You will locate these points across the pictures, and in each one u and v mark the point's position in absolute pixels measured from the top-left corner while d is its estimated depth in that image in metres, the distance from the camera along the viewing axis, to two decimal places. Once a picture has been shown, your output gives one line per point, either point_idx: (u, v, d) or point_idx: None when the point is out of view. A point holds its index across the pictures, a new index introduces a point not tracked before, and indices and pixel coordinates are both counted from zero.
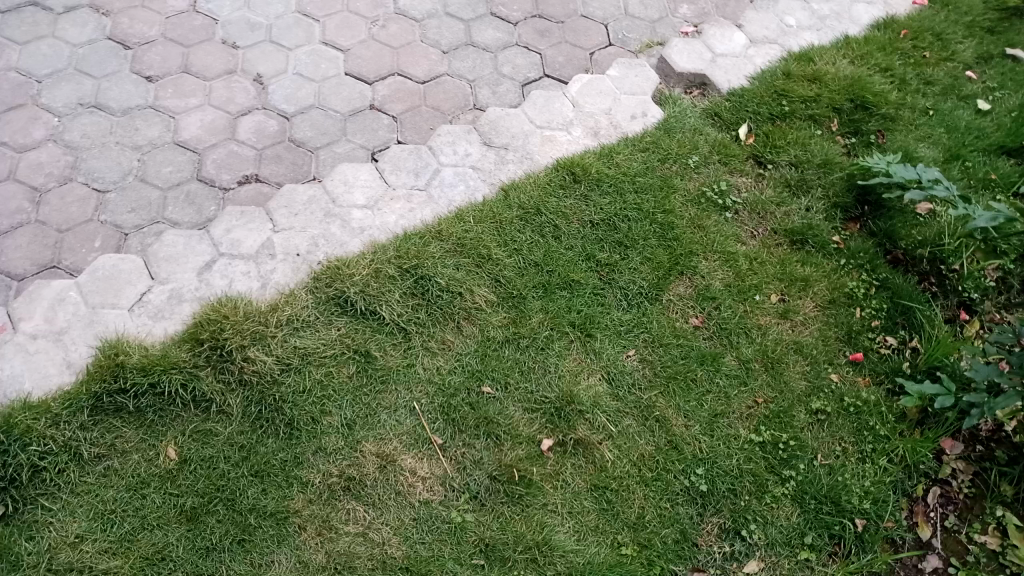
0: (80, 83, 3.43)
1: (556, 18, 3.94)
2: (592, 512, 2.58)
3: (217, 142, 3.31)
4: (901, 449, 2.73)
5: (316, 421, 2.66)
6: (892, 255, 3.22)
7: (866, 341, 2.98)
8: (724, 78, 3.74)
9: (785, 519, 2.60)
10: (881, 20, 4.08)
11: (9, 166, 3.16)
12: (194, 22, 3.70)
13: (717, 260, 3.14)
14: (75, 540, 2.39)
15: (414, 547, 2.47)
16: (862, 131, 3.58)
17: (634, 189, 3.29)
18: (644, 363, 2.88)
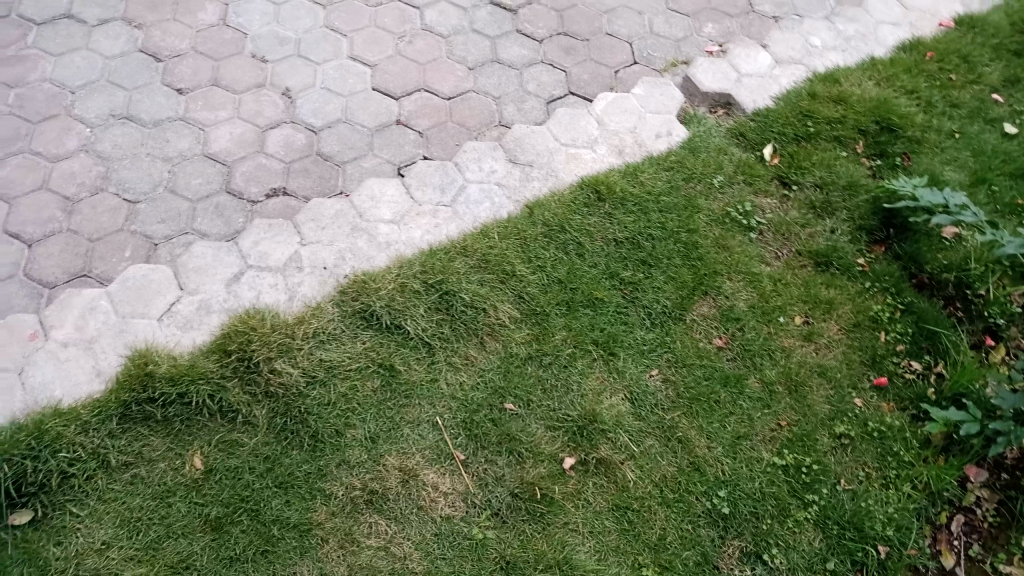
0: (112, 94, 3.49)
1: (582, 36, 3.97)
2: (613, 532, 2.57)
3: (246, 155, 3.34)
4: (925, 475, 2.71)
5: (339, 435, 2.67)
6: (917, 278, 3.20)
7: (891, 365, 2.97)
8: (749, 98, 3.75)
9: (808, 544, 2.59)
10: (907, 42, 4.08)
11: (42, 175, 3.21)
12: (225, 36, 3.75)
13: (741, 280, 3.14)
14: (101, 546, 2.41)
15: (435, 563, 2.47)
16: (887, 153, 3.57)
17: (659, 208, 3.30)
18: (667, 383, 2.88)
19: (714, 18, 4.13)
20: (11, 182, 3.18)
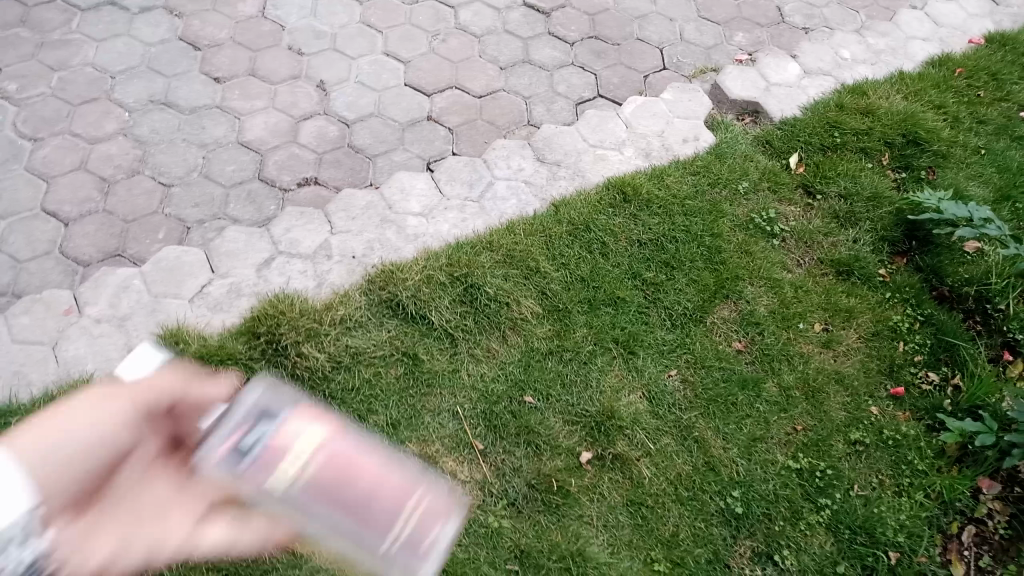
0: (151, 81, 3.57)
1: (613, 40, 4.02)
2: (627, 527, 2.61)
3: (280, 144, 3.41)
4: (938, 484, 2.73)
5: (361, 420, 2.72)
6: (937, 291, 3.24)
7: (908, 375, 2.99)
8: (776, 107, 3.79)
9: (819, 547, 2.62)
10: (936, 57, 4.10)
11: (81, 157, 3.30)
12: (262, 28, 3.83)
13: (762, 285, 3.18)
14: None
15: (450, 548, 2.52)
16: (913, 166, 3.60)
17: (683, 211, 3.33)
18: (685, 383, 2.92)
19: (745, 27, 4.17)
20: (51, 162, 3.27)
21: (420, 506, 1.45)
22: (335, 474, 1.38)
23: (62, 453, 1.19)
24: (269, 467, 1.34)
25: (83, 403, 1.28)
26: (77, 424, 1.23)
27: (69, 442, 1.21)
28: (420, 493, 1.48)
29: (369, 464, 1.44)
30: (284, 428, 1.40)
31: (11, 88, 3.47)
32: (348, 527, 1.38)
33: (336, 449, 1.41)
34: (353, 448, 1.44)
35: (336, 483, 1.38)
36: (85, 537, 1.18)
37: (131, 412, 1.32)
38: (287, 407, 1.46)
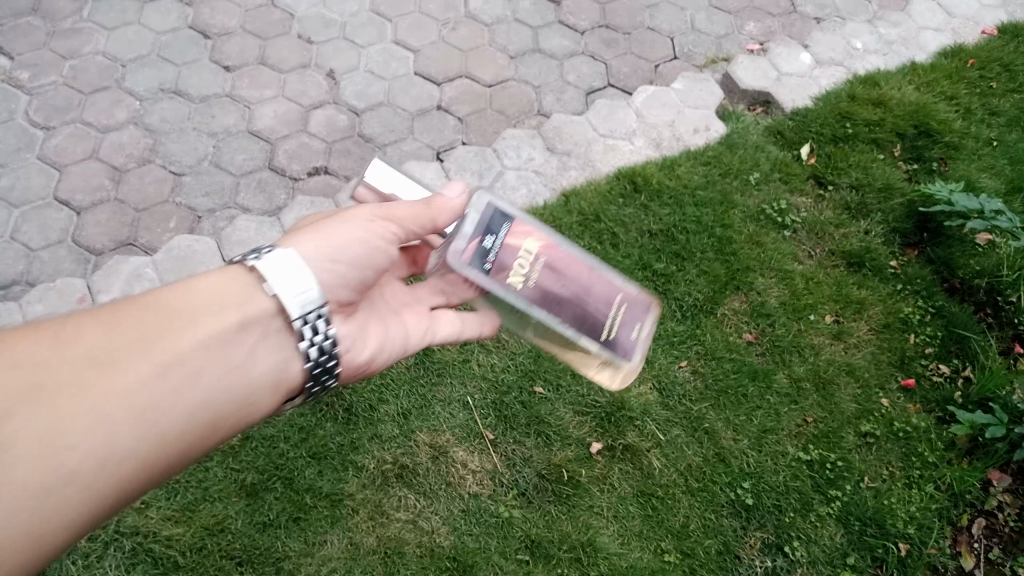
0: (161, 69, 3.56)
1: (623, 29, 4.00)
2: (637, 518, 2.63)
3: (290, 133, 3.41)
4: (948, 476, 2.74)
5: (372, 410, 2.73)
6: (948, 283, 3.22)
7: (919, 367, 2.99)
8: (788, 97, 3.76)
9: (828, 539, 2.63)
10: (948, 48, 4.07)
11: (92, 145, 3.30)
12: (272, 16, 3.81)
13: (773, 276, 3.17)
14: (140, 505, 2.50)
15: (461, 538, 2.53)
16: (925, 158, 3.58)
17: (694, 202, 3.32)
18: (695, 375, 2.92)
19: (756, 17, 4.14)
20: (62, 151, 3.27)
21: (622, 313, 1.76)
22: (554, 280, 1.70)
23: (341, 259, 1.72)
24: (503, 279, 1.68)
25: (348, 220, 1.75)
26: (342, 242, 1.72)
27: (350, 255, 1.73)
28: (621, 299, 1.77)
29: (583, 268, 1.75)
30: (510, 247, 1.69)
31: (22, 77, 3.47)
32: (569, 327, 1.71)
33: (556, 253, 1.73)
34: (569, 258, 1.74)
35: (561, 293, 1.71)
36: (359, 328, 1.81)
37: (381, 232, 1.78)
38: (521, 222, 1.73)
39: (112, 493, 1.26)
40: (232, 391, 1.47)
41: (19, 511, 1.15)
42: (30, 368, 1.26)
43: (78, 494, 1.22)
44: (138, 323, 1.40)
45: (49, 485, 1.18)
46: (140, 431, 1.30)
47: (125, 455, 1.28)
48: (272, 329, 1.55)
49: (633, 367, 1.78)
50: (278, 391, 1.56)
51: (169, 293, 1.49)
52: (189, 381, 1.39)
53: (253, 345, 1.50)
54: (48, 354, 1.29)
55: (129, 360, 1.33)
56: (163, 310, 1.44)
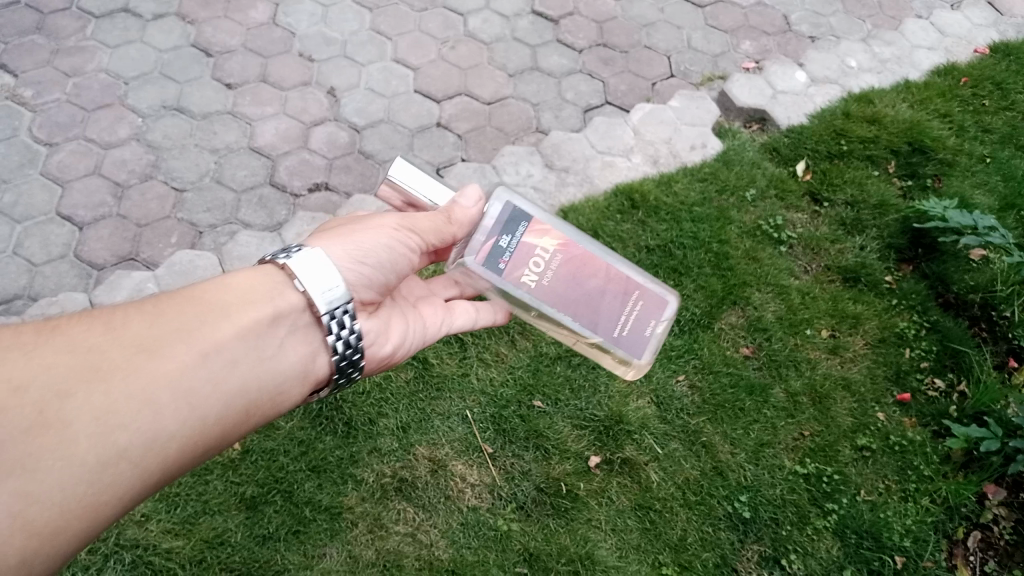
0: (164, 87, 3.60)
1: (620, 48, 4.05)
2: (635, 531, 2.64)
3: (291, 150, 3.44)
4: (944, 489, 2.75)
5: (372, 423, 2.75)
6: (943, 298, 3.26)
7: (915, 382, 3.01)
8: (783, 114, 3.81)
9: (825, 552, 2.65)
10: (941, 66, 4.12)
11: (95, 161, 3.33)
12: (274, 34, 3.86)
13: (770, 291, 3.20)
14: (140, 518, 2.51)
15: (460, 551, 2.55)
16: (919, 174, 3.62)
17: (690, 218, 3.35)
18: (692, 389, 2.94)
19: (752, 36, 4.20)
20: (65, 167, 3.30)
21: (634, 310, 1.97)
22: (568, 278, 1.92)
23: (365, 263, 1.89)
24: (520, 274, 1.90)
25: (373, 229, 1.92)
26: (366, 249, 1.89)
27: (373, 262, 1.90)
28: (635, 295, 1.97)
29: (600, 263, 1.95)
30: (527, 245, 1.91)
31: (26, 94, 3.51)
32: (583, 323, 1.94)
33: (572, 251, 1.93)
34: (585, 255, 1.94)
35: (576, 290, 1.93)
36: (384, 323, 2.04)
37: (402, 240, 1.93)
38: (541, 220, 1.94)
39: (156, 470, 1.44)
40: (265, 381, 1.65)
41: (81, 483, 1.34)
42: (89, 355, 1.44)
43: (130, 468, 1.40)
44: (181, 316, 1.58)
45: (104, 459, 1.36)
46: (181, 414, 1.48)
47: (168, 435, 1.45)
48: (301, 326, 1.74)
49: (643, 362, 1.99)
50: (303, 378, 1.76)
51: (209, 287, 1.68)
52: (222, 368, 1.57)
53: (280, 338, 1.68)
54: (104, 343, 1.47)
55: (173, 350, 1.51)
56: (205, 303, 1.63)
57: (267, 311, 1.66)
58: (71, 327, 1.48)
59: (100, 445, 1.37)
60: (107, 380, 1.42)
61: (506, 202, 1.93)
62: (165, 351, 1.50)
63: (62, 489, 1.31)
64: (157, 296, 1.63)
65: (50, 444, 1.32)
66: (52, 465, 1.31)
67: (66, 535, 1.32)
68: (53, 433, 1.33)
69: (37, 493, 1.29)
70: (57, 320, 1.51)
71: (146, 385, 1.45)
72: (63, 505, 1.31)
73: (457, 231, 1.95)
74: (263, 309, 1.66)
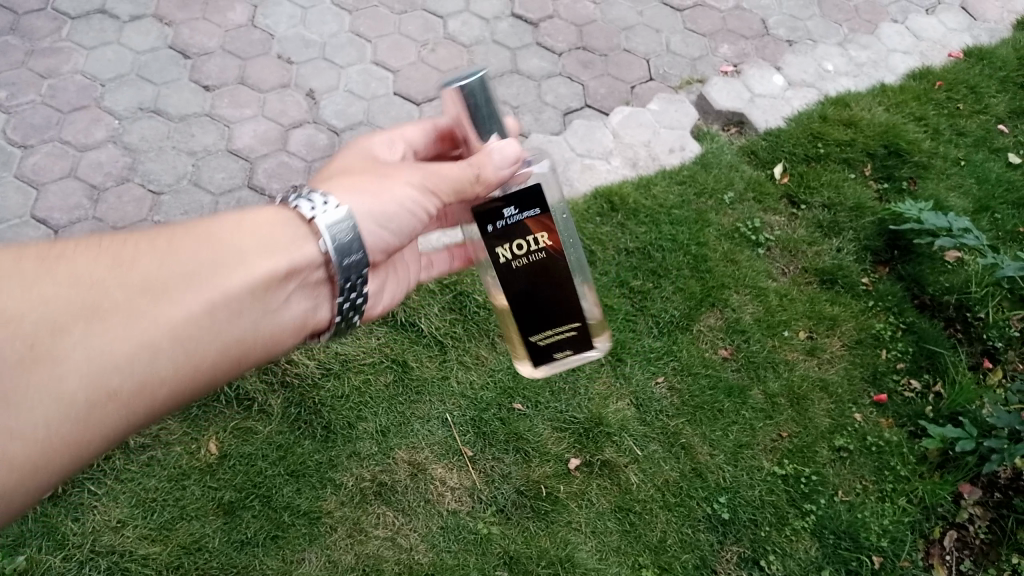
0: (141, 89, 3.57)
1: (600, 51, 4.06)
2: (615, 533, 2.64)
3: (269, 152, 3.42)
4: (920, 490, 2.78)
5: (351, 427, 2.74)
6: (918, 300, 3.29)
7: (891, 383, 3.04)
8: (761, 118, 3.84)
9: (804, 552, 2.66)
10: (917, 70, 4.17)
11: (70, 164, 3.29)
12: (252, 36, 3.84)
13: (748, 293, 3.22)
14: (117, 524, 2.49)
15: (440, 555, 2.54)
16: (894, 177, 3.65)
17: (669, 221, 3.37)
18: (671, 391, 2.95)
19: (730, 39, 4.23)
20: (40, 170, 3.27)
21: (562, 334, 1.83)
22: (532, 278, 1.73)
23: (387, 228, 1.73)
24: (498, 244, 1.68)
25: (397, 190, 1.74)
26: (389, 214, 1.72)
27: (395, 226, 1.74)
28: (572, 324, 1.82)
29: (569, 285, 1.77)
30: (525, 226, 1.68)
31: (0, 96, 3.47)
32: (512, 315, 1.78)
33: (556, 258, 1.72)
34: (564, 269, 1.75)
35: (530, 287, 1.74)
36: (379, 284, 2.05)
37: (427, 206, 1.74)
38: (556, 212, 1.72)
39: (142, 412, 1.35)
40: (264, 334, 1.54)
41: (64, 422, 1.26)
42: (91, 288, 1.33)
43: (117, 412, 1.31)
44: (191, 254, 1.45)
45: (92, 400, 1.28)
46: (179, 361, 1.37)
47: (162, 382, 1.36)
48: (312, 279, 1.61)
49: (533, 371, 1.89)
50: (303, 330, 1.65)
51: (223, 225, 1.54)
52: (228, 316, 1.44)
53: (289, 290, 1.56)
54: (108, 276, 1.36)
55: (179, 292, 1.39)
56: (217, 239, 1.51)
57: (280, 260, 1.53)
58: (75, 257, 1.38)
59: (90, 385, 1.28)
60: (107, 318, 1.32)
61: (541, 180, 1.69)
62: (170, 293, 1.38)
63: (40, 425, 1.24)
64: (171, 226, 1.51)
65: (39, 381, 1.24)
66: (37, 400, 1.24)
67: (45, 471, 1.26)
68: (43, 368, 1.25)
69: (15, 431, 1.21)
70: (60, 246, 1.41)
71: (145, 327, 1.34)
72: (40, 440, 1.24)
73: (484, 194, 1.66)
74: (276, 257, 1.53)
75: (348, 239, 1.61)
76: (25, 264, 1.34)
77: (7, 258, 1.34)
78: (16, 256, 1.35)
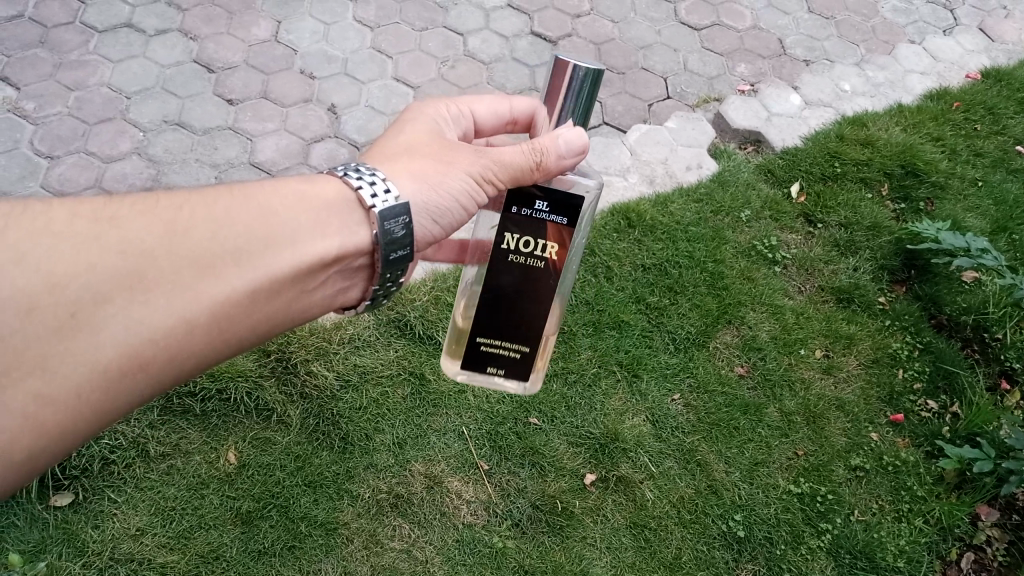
0: (166, 102, 3.63)
1: (618, 69, 4.10)
2: (630, 549, 2.64)
3: (291, 165, 3.46)
4: (937, 510, 2.77)
5: (368, 439, 2.76)
6: (935, 320, 3.29)
7: (908, 403, 3.04)
8: (778, 136, 3.86)
9: (820, 572, 2.65)
10: (934, 91, 4.18)
11: (95, 175, 3.34)
12: (275, 51, 3.90)
13: (765, 311, 3.23)
14: (136, 532, 2.50)
15: (455, 568, 2.54)
16: (912, 197, 3.66)
17: (686, 238, 3.39)
18: (687, 408, 2.96)
19: (747, 59, 4.26)
20: (65, 180, 3.31)
21: (505, 350, 1.81)
22: (518, 280, 1.73)
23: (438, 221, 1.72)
24: (510, 229, 1.69)
25: (456, 183, 1.69)
26: (443, 210, 1.70)
27: (445, 221, 1.73)
28: (522, 347, 1.80)
29: (543, 309, 1.77)
30: (543, 228, 1.69)
31: (28, 107, 3.53)
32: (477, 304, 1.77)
33: (549, 274, 1.72)
34: (550, 288, 1.75)
35: (510, 286, 1.73)
36: None
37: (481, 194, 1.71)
38: (575, 238, 1.73)
39: (171, 383, 1.36)
40: (299, 313, 1.53)
41: (96, 388, 1.27)
42: (138, 256, 1.33)
43: (145, 381, 1.32)
44: (241, 226, 1.43)
45: (123, 370, 1.29)
46: (211, 336, 1.38)
47: (193, 355, 1.37)
48: (355, 261, 1.59)
49: (457, 371, 1.85)
50: (335, 307, 1.65)
51: (278, 198, 1.51)
52: (267, 293, 1.43)
53: (330, 271, 1.54)
54: (157, 244, 1.35)
55: (223, 267, 1.38)
56: (270, 215, 1.48)
57: (327, 243, 1.50)
58: (128, 220, 1.37)
59: (124, 355, 1.29)
60: (150, 288, 1.32)
61: (587, 197, 1.70)
62: (212, 267, 1.38)
63: (72, 392, 1.26)
64: (228, 196, 1.48)
65: (78, 347, 1.26)
66: (72, 366, 1.26)
67: (74, 432, 1.29)
68: (84, 335, 1.26)
69: (48, 391, 1.24)
70: (119, 207, 1.41)
71: (184, 303, 1.34)
72: (70, 406, 1.26)
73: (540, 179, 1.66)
74: (323, 238, 1.50)
75: (400, 233, 1.57)
76: (80, 225, 1.34)
77: (66, 219, 1.34)
78: (76, 216, 1.36)
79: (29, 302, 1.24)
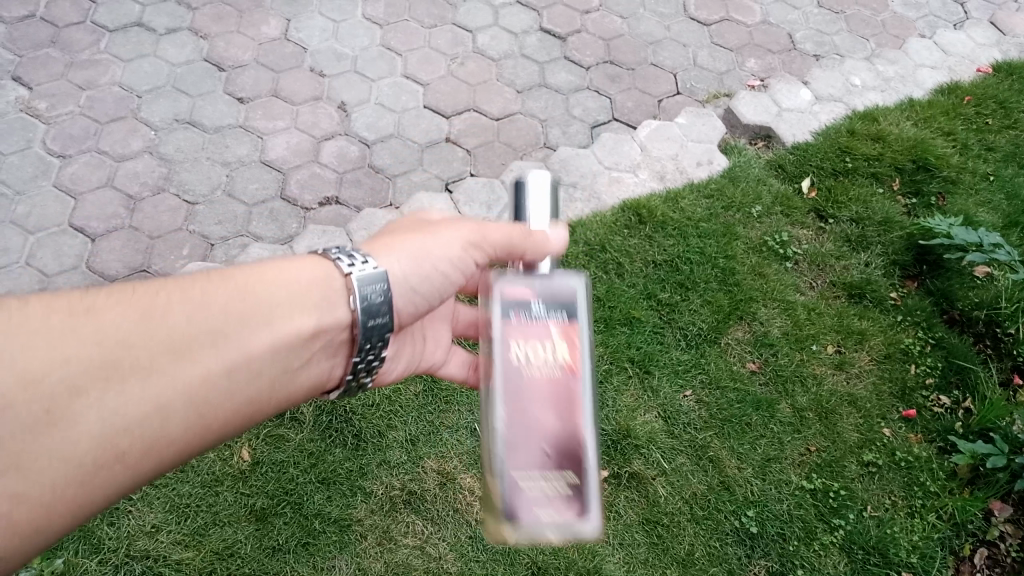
0: (177, 101, 3.64)
1: (627, 65, 4.09)
2: (643, 545, 2.64)
3: (302, 164, 3.48)
4: (950, 506, 2.75)
5: (381, 435, 2.77)
6: (948, 315, 3.28)
7: (920, 399, 3.03)
8: (789, 132, 3.85)
9: (832, 567, 2.64)
10: (945, 85, 4.16)
11: (108, 173, 3.36)
12: (285, 49, 3.91)
13: (776, 306, 3.22)
14: (151, 529, 2.52)
15: (469, 564, 2.55)
16: (923, 192, 3.64)
17: (698, 234, 3.38)
18: (700, 404, 2.96)
19: (757, 54, 4.25)
20: (78, 179, 3.33)
21: (553, 485, 1.39)
22: (538, 396, 1.41)
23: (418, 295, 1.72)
24: (516, 340, 1.44)
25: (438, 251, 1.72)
26: (422, 277, 1.72)
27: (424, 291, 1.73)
28: (563, 474, 1.39)
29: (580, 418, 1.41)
30: (549, 329, 1.46)
31: (40, 107, 3.55)
32: (501, 439, 1.40)
33: (569, 379, 1.42)
34: (575, 398, 1.42)
35: (533, 403, 1.41)
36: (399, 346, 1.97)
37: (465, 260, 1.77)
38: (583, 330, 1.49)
39: (149, 471, 1.31)
40: (277, 395, 1.49)
41: (73, 482, 1.22)
42: (114, 348, 1.28)
43: (123, 471, 1.27)
44: (217, 311, 1.40)
45: (99, 461, 1.24)
46: (189, 421, 1.33)
47: (169, 441, 1.32)
48: (334, 337, 1.55)
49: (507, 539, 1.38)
50: (314, 388, 1.59)
51: (255, 279, 1.49)
52: (243, 377, 1.40)
53: (308, 353, 1.51)
54: (132, 333, 1.30)
55: (197, 353, 1.34)
56: (247, 299, 1.44)
57: (305, 319, 1.48)
58: (106, 311, 1.32)
59: (100, 448, 1.24)
60: (126, 379, 1.27)
61: (578, 292, 1.51)
62: (188, 354, 1.34)
63: (51, 489, 1.20)
64: (203, 280, 1.45)
65: (56, 444, 1.20)
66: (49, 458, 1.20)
67: (50, 530, 1.22)
68: (62, 431, 1.21)
69: (23, 491, 1.18)
70: (92, 297, 1.35)
71: (163, 390, 1.30)
72: (48, 504, 1.20)
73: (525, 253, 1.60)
74: (299, 319, 1.47)
75: (377, 299, 1.55)
76: (52, 317, 1.28)
77: (39, 310, 1.29)
78: (50, 311, 1.29)
79: (4, 400, 1.17)
